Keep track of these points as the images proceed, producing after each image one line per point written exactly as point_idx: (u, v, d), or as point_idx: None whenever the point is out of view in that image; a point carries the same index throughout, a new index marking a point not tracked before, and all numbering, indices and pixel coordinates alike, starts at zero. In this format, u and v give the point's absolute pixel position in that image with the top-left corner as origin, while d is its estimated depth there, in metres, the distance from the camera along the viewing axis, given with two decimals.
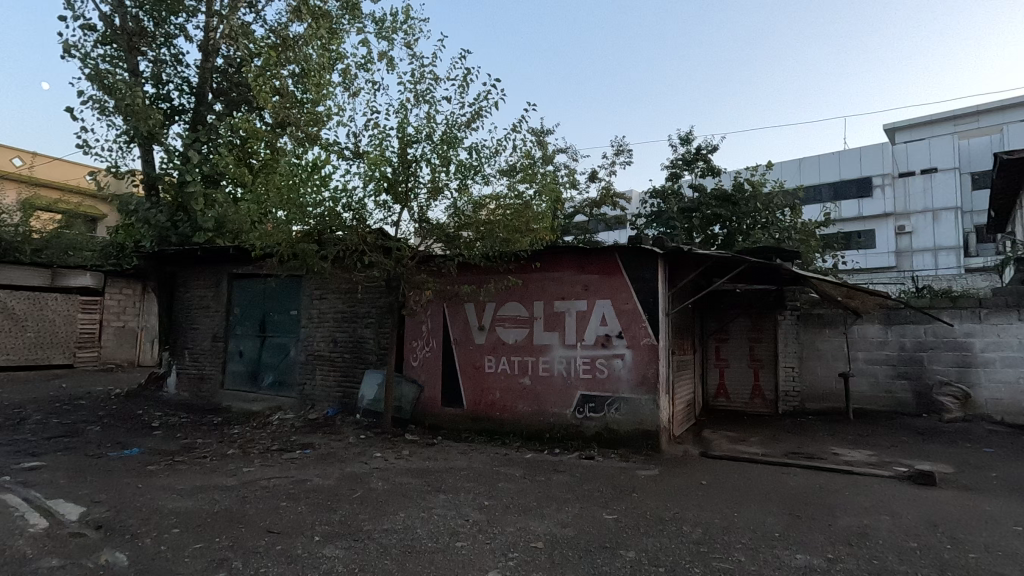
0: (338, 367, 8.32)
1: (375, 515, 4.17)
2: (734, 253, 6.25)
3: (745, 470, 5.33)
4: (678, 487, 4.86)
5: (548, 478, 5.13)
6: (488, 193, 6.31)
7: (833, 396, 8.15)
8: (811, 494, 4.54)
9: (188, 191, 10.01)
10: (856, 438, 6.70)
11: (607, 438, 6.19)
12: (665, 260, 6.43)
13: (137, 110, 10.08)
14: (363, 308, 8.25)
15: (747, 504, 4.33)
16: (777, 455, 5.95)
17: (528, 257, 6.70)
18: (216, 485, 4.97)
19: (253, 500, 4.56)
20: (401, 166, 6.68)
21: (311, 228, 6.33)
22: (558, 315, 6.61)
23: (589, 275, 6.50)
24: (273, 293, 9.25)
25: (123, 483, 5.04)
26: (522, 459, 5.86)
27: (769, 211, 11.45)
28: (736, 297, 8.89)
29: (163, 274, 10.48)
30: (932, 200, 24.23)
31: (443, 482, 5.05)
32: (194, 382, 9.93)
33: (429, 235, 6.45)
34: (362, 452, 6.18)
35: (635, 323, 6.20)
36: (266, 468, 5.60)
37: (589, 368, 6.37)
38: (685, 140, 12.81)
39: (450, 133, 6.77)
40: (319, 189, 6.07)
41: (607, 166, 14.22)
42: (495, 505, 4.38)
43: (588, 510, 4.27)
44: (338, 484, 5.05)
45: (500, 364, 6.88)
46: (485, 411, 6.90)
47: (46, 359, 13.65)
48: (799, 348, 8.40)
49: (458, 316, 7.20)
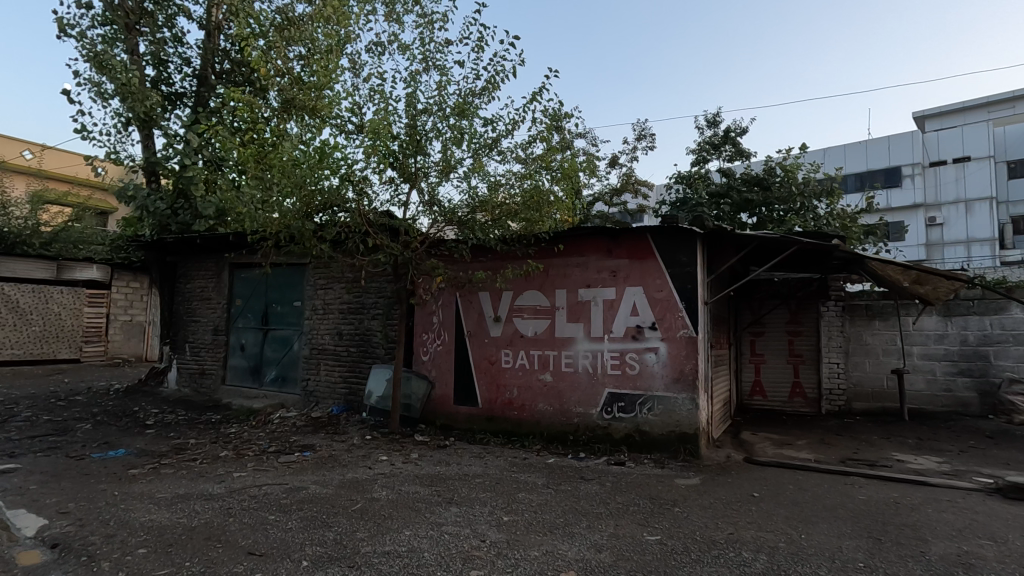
0: (344, 362, 7.75)
1: (377, 534, 3.58)
2: (783, 233, 5.45)
3: (801, 480, 4.65)
4: (726, 499, 4.21)
5: (575, 488, 4.49)
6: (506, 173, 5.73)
7: (883, 396, 7.39)
8: (886, 512, 3.88)
9: (188, 176, 9.50)
10: (917, 442, 5.98)
11: (639, 441, 5.54)
12: (704, 241, 5.72)
13: (134, 91, 9.56)
14: (370, 298, 7.68)
15: (813, 524, 3.67)
16: (832, 462, 5.25)
17: (549, 240, 6.06)
18: (201, 494, 4.41)
19: (239, 512, 3.98)
20: (410, 139, 6.05)
21: (308, 207, 5.75)
22: (583, 304, 5.97)
23: (618, 260, 5.84)
24: (276, 284, 8.72)
25: (98, 491, 4.50)
26: (543, 465, 5.23)
27: (804, 197, 10.63)
28: (774, 287, 8.17)
29: (163, 265, 9.99)
30: (964, 189, 23.16)
31: (455, 492, 4.44)
32: (195, 378, 9.44)
33: (439, 217, 5.85)
34: (366, 456, 5.59)
35: (670, 313, 5.53)
36: (259, 473, 5.04)
37: (619, 364, 5.72)
38: (712, 122, 12.04)
39: (463, 103, 6.13)
40: (318, 166, 5.50)
41: (628, 152, 13.45)
42: (516, 523, 3.75)
43: (625, 530, 3.63)
44: (337, 493, 4.46)
45: (518, 358, 6.26)
46: (501, 410, 6.29)
47: (52, 354, 13.27)
48: (845, 342, 7.65)
49: (471, 306, 6.59)
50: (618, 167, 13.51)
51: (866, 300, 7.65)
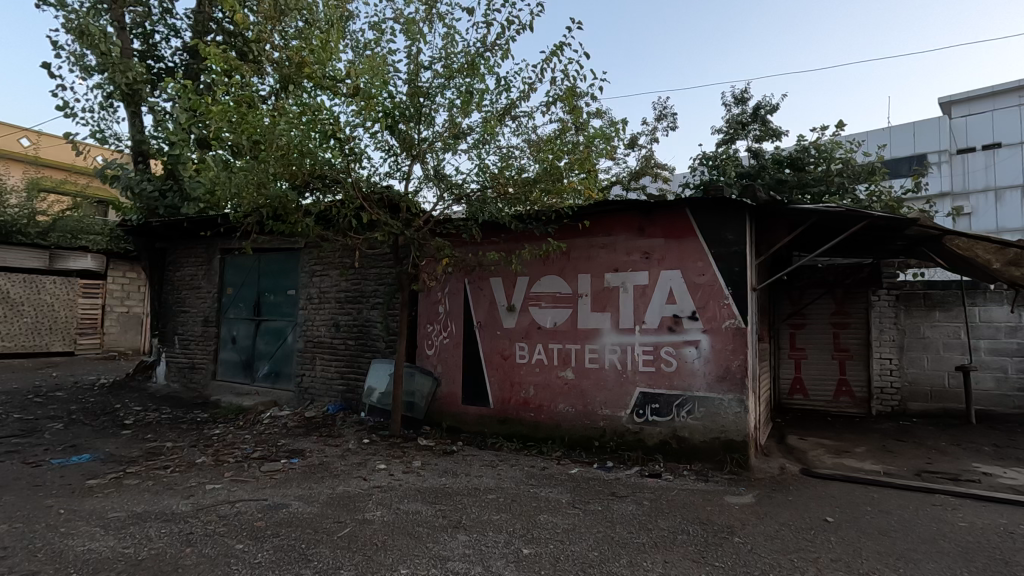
0: (341, 357, 7.03)
1: (366, 573, 2.85)
2: (848, 206, 4.59)
3: (878, 500, 3.88)
4: (794, 525, 3.44)
5: (608, 509, 3.74)
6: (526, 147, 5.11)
7: (944, 395, 6.57)
8: (1003, 546, 3.10)
9: (174, 155, 8.78)
10: (996, 450, 5.17)
11: (676, 449, 4.78)
12: (753, 217, 4.91)
13: (114, 61, 8.82)
14: (370, 285, 6.95)
15: (916, 563, 2.91)
16: (907, 475, 4.46)
17: (572, 216, 5.27)
18: (161, 513, 3.71)
19: (199, 539, 3.26)
20: (411, 101, 5.26)
21: (295, 178, 5.01)
22: (610, 291, 5.21)
23: (651, 239, 5.06)
24: (269, 270, 8.04)
25: (42, 509, 3.81)
26: (565, 476, 4.50)
27: (842, 177, 9.69)
28: (818, 273, 7.37)
29: (152, 252, 9.31)
30: (994, 177, 22.11)
31: (462, 513, 3.69)
32: (184, 373, 8.78)
33: (445, 190, 5.11)
34: (362, 463, 4.88)
35: (714, 300, 4.74)
36: (236, 486, 4.33)
37: (652, 359, 4.95)
38: (740, 99, 11.16)
39: (473, 58, 5.33)
40: (305, 131, 4.81)
41: (647, 132, 12.58)
42: (539, 558, 3.02)
43: (677, 569, 2.88)
44: (322, 513, 3.73)
45: (535, 352, 5.51)
46: (515, 411, 5.54)
47: (44, 346, 12.68)
48: (899, 336, 6.82)
49: (482, 293, 5.84)
50: (637, 149, 12.63)
51: (924, 288, 6.81)
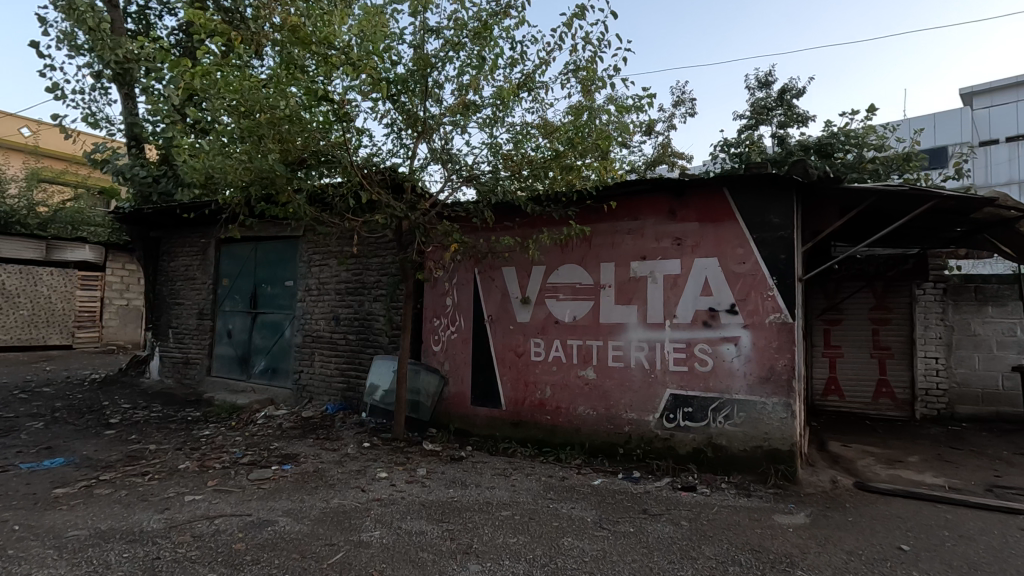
0: (341, 352, 6.56)
1: None
2: (912, 184, 4.01)
3: (956, 522, 3.34)
4: (864, 555, 2.92)
5: (642, 531, 3.23)
6: (544, 125, 4.61)
7: (997, 398, 6.01)
8: None
9: (167, 138, 8.31)
10: None
11: (712, 458, 4.26)
12: (800, 196, 4.34)
13: (104, 39, 8.34)
14: (372, 276, 6.47)
15: None
16: (979, 492, 3.91)
17: (595, 197, 4.75)
18: (128, 532, 3.23)
19: (165, 567, 2.78)
20: (416, 70, 4.72)
21: (284, 153, 4.48)
22: (636, 281, 4.69)
23: (683, 223, 4.53)
24: (266, 260, 7.57)
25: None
26: (589, 489, 3.99)
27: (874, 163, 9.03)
28: (856, 265, 6.80)
29: (146, 241, 8.85)
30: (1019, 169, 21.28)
31: (473, 535, 3.19)
32: (179, 368, 8.34)
33: (452, 168, 4.58)
34: (360, 471, 4.39)
35: (756, 292, 4.21)
36: (218, 497, 3.85)
37: (685, 358, 4.43)
38: (763, 83, 10.57)
39: (485, 20, 4.76)
40: (295, 101, 4.29)
41: (665, 119, 12.02)
42: None
43: None
44: (313, 532, 3.25)
45: (552, 349, 4.99)
46: (531, 413, 5.04)
47: (41, 340, 12.27)
48: (947, 333, 6.25)
49: (494, 284, 5.33)
50: (654, 136, 12.07)
51: (975, 281, 6.25)
